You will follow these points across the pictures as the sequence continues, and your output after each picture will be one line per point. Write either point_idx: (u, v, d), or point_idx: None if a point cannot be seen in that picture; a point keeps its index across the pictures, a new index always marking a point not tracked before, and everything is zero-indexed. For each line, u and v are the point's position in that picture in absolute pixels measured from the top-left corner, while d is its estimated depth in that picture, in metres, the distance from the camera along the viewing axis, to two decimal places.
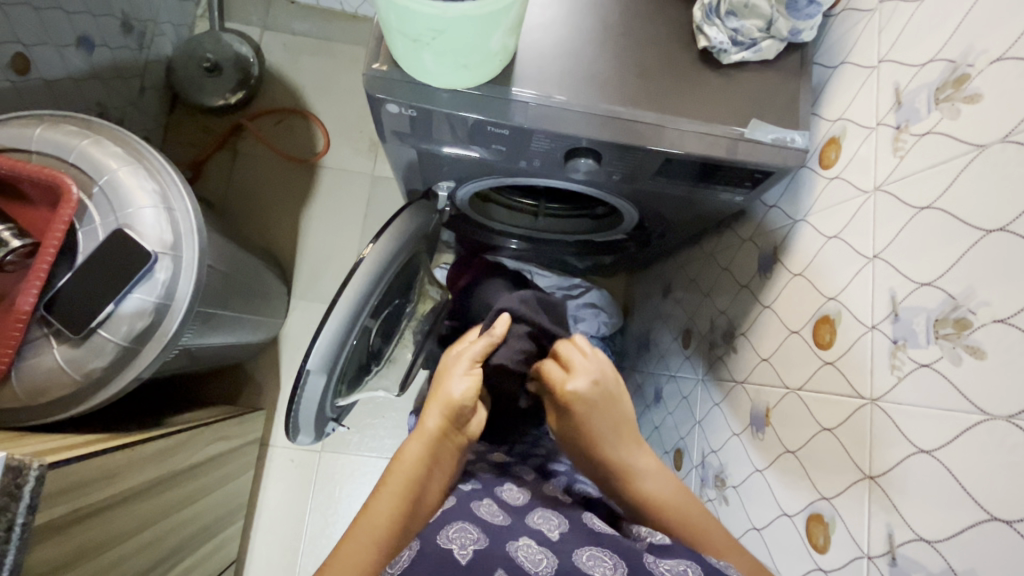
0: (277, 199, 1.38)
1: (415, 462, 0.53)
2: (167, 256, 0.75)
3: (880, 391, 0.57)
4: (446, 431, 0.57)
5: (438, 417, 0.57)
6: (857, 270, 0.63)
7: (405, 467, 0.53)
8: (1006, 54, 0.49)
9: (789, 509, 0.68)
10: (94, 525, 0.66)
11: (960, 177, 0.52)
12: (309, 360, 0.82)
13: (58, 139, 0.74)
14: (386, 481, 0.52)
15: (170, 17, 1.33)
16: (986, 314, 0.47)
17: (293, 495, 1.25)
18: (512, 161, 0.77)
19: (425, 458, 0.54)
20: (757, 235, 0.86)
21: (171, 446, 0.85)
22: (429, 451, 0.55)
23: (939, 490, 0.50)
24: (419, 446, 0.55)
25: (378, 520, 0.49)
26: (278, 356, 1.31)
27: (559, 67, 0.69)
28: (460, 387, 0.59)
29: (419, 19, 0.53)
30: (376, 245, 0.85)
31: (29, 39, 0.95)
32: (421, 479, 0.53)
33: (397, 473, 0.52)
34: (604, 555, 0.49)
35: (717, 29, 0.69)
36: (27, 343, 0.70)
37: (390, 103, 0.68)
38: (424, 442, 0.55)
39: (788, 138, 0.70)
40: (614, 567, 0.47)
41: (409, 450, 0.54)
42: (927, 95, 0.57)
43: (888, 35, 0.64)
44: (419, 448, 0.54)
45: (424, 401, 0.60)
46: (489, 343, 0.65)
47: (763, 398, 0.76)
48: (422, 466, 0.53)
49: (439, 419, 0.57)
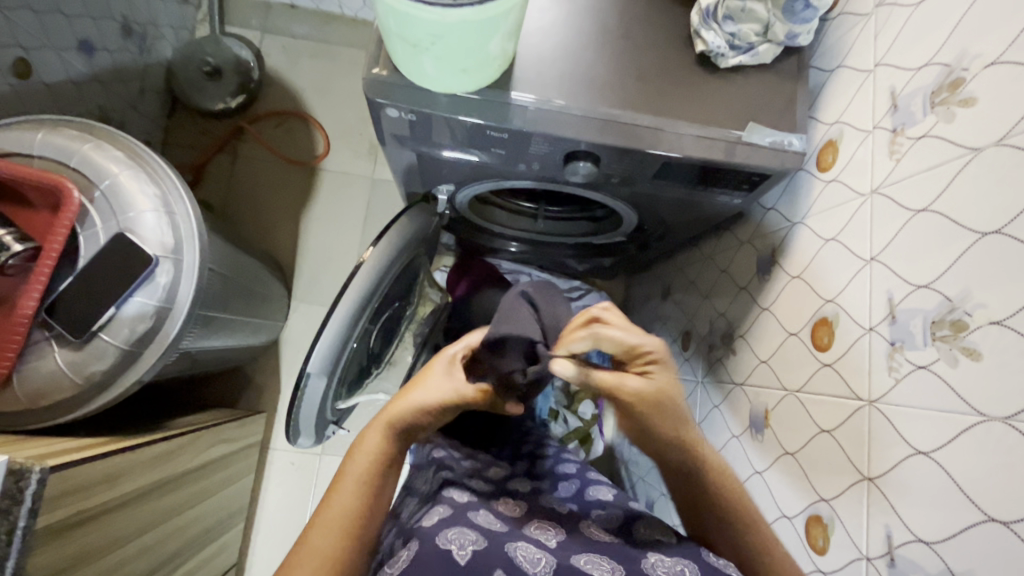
0: (277, 202, 1.38)
1: (372, 457, 0.52)
2: (168, 260, 0.75)
3: (878, 393, 0.57)
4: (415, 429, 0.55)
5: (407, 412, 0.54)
6: (854, 273, 0.63)
7: (361, 462, 0.51)
8: (1001, 58, 0.49)
9: (788, 511, 0.69)
10: (95, 528, 0.66)
11: (956, 180, 0.52)
12: (310, 363, 0.82)
13: (59, 144, 0.74)
14: (342, 476, 0.51)
15: (171, 21, 1.33)
16: (982, 316, 0.47)
17: (293, 497, 1.25)
18: (511, 164, 0.78)
19: (383, 452, 0.52)
20: (756, 237, 0.86)
21: (172, 449, 0.85)
22: (389, 443, 0.53)
23: (936, 491, 0.50)
24: (377, 440, 0.53)
25: (333, 515, 0.48)
26: (278, 359, 1.31)
27: (558, 71, 0.70)
28: (435, 389, 0.55)
29: (418, 24, 0.53)
30: (376, 248, 0.86)
31: (30, 43, 0.95)
32: (378, 473, 0.51)
33: (354, 467, 0.51)
34: (602, 559, 0.50)
35: (714, 33, 0.69)
36: (28, 347, 0.71)
37: (389, 107, 0.68)
38: (384, 434, 0.53)
39: (786, 141, 0.71)
40: (611, 568, 0.48)
41: (367, 443, 0.53)
42: (923, 98, 0.57)
43: (884, 39, 0.64)
44: (376, 441, 0.53)
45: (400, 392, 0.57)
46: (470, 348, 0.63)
47: (762, 400, 0.77)
48: (379, 461, 0.52)
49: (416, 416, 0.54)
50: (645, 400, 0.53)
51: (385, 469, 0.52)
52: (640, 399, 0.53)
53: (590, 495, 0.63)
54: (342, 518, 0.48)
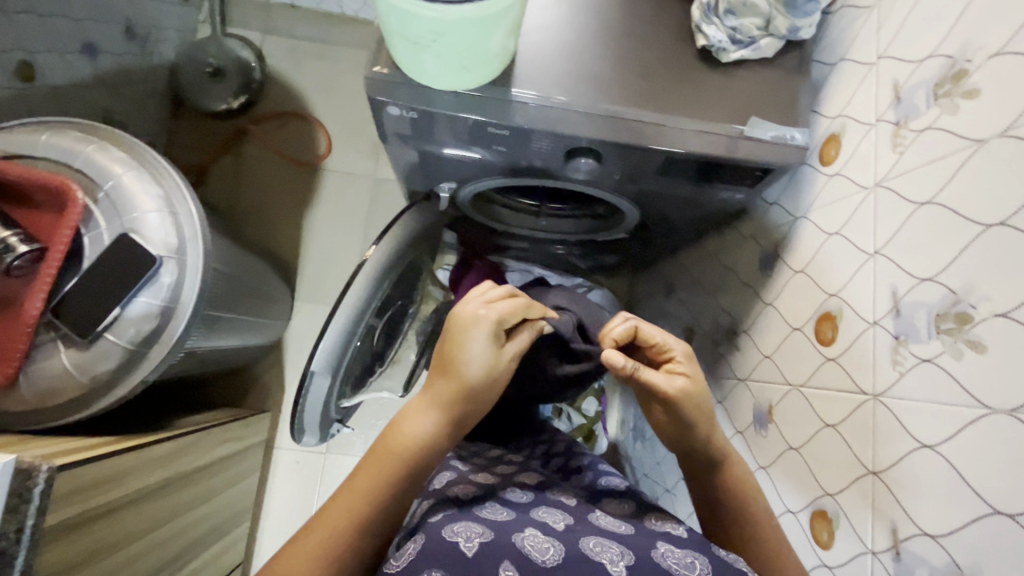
0: (281, 202, 1.39)
1: (414, 438, 0.51)
2: (172, 260, 0.75)
3: (883, 386, 0.57)
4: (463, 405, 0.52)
5: (453, 400, 0.52)
6: (857, 267, 0.63)
7: (400, 448, 0.50)
8: (1005, 48, 0.49)
9: (793, 506, 0.69)
10: (103, 526, 0.67)
11: (960, 172, 0.52)
12: (314, 361, 0.83)
13: (63, 145, 0.75)
14: (374, 458, 0.50)
15: (173, 22, 1.34)
16: (987, 308, 0.47)
17: (298, 496, 1.26)
18: (513, 162, 0.78)
19: (425, 442, 0.51)
20: (759, 233, 0.86)
21: (178, 448, 0.86)
22: (431, 424, 0.51)
23: (942, 484, 0.50)
24: (420, 419, 0.51)
25: (354, 501, 0.48)
26: (282, 358, 1.32)
27: (559, 68, 0.69)
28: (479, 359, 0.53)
29: (420, 22, 0.53)
30: (378, 247, 0.86)
31: (33, 46, 0.95)
32: (415, 466, 0.50)
33: (391, 448, 0.50)
34: (611, 543, 0.50)
35: (715, 28, 0.69)
36: (35, 348, 0.71)
37: (391, 106, 0.69)
38: (426, 416, 0.52)
39: (789, 136, 0.71)
40: (620, 554, 0.48)
41: (409, 428, 0.51)
42: (926, 91, 0.57)
43: (886, 32, 0.64)
44: (420, 428, 0.51)
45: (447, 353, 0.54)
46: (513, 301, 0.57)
47: (766, 396, 0.77)
48: (419, 450, 0.50)
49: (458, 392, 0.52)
50: (685, 395, 0.55)
51: (423, 462, 0.51)
52: (686, 400, 0.55)
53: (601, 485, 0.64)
54: (365, 508, 0.48)
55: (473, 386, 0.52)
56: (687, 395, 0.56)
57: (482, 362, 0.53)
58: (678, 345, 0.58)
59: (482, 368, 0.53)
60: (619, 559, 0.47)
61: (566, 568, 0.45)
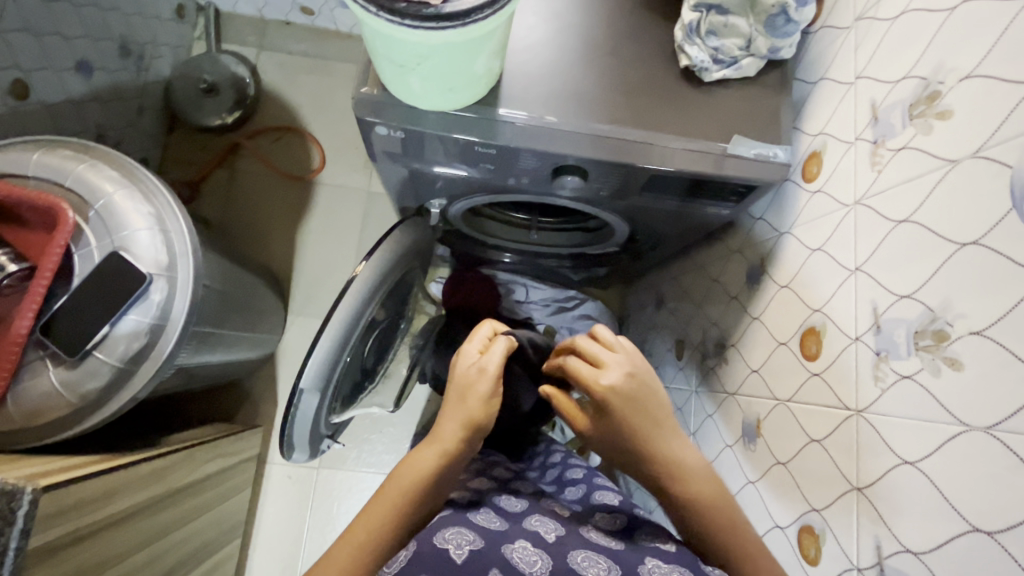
0: (274, 216, 1.39)
1: (414, 473, 0.50)
2: (162, 277, 0.76)
3: (865, 402, 0.57)
4: (461, 441, 0.53)
5: (453, 435, 0.53)
6: (840, 282, 0.64)
7: (402, 479, 0.50)
8: (976, 71, 0.50)
9: (780, 521, 0.69)
10: (89, 546, 0.66)
11: (935, 192, 0.52)
12: (303, 378, 0.83)
13: (54, 164, 0.75)
14: (382, 496, 0.49)
15: (168, 39, 1.35)
16: (963, 326, 0.48)
17: (290, 511, 1.25)
18: (501, 179, 0.79)
19: (424, 475, 0.50)
20: (745, 247, 0.87)
21: (167, 465, 0.85)
22: (432, 461, 0.51)
23: (923, 502, 0.50)
24: (421, 456, 0.51)
25: (365, 532, 0.46)
26: (274, 372, 1.32)
27: (544, 88, 0.70)
28: (465, 396, 0.55)
29: (404, 47, 0.54)
30: (368, 263, 0.86)
31: (28, 64, 0.96)
32: (418, 500, 0.49)
33: (395, 483, 0.50)
34: (599, 558, 0.50)
35: (698, 48, 0.70)
36: (23, 365, 0.71)
37: (380, 125, 0.69)
38: (427, 452, 0.52)
39: (771, 153, 0.72)
40: (607, 569, 0.48)
41: (410, 464, 0.51)
42: (902, 111, 0.58)
43: (864, 52, 0.65)
44: (421, 465, 0.51)
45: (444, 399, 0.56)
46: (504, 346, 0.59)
47: (754, 410, 0.77)
48: (422, 485, 0.50)
49: (456, 427, 0.53)
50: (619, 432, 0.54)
51: (426, 494, 0.50)
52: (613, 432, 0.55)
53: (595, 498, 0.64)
54: (375, 539, 0.46)
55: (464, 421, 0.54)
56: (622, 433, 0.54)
57: (468, 396, 0.55)
58: (612, 377, 0.55)
59: (471, 403, 0.54)
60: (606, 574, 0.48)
61: None
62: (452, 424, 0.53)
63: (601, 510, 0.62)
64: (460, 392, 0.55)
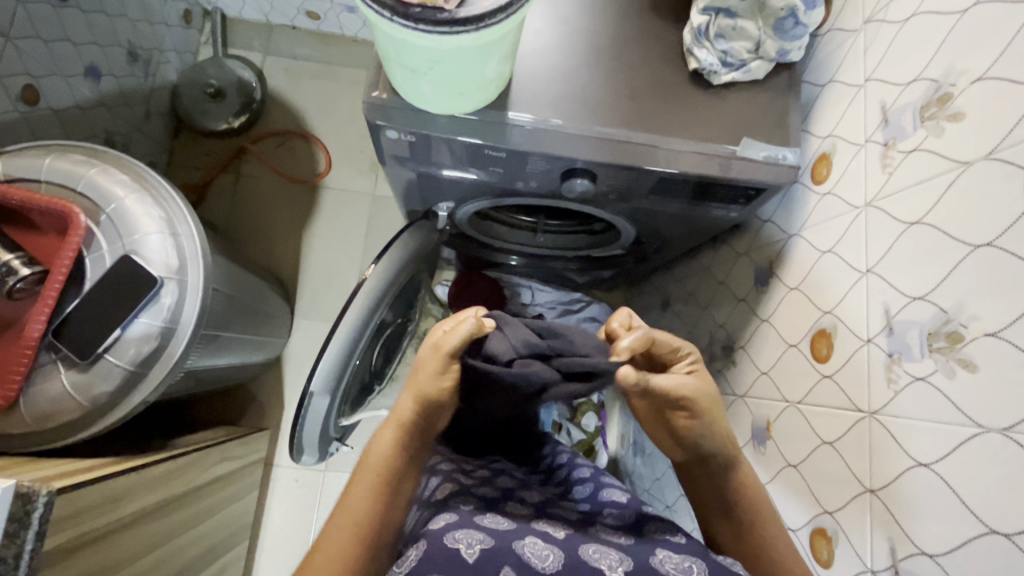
0: (279, 220, 1.40)
1: (379, 454, 0.54)
2: (173, 280, 0.76)
3: (878, 404, 0.57)
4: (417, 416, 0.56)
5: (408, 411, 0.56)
6: (851, 284, 0.64)
7: (368, 462, 0.54)
8: (987, 73, 0.50)
9: (793, 523, 0.69)
10: (100, 550, 0.66)
11: (947, 193, 0.53)
12: (313, 381, 0.83)
13: (66, 169, 0.76)
14: (352, 481, 0.54)
15: (175, 44, 1.36)
16: (977, 327, 0.48)
17: (297, 514, 1.25)
18: (510, 182, 0.79)
19: (388, 454, 0.54)
20: (753, 249, 0.87)
21: (176, 468, 0.86)
22: (393, 440, 0.55)
23: (938, 501, 0.50)
24: (383, 437, 0.55)
25: (341, 515, 0.51)
26: (281, 375, 1.32)
27: (554, 91, 0.71)
28: (417, 373, 0.57)
29: (416, 51, 0.54)
30: (377, 267, 0.87)
31: (37, 70, 0.97)
32: (387, 477, 0.53)
33: (363, 466, 0.54)
34: (610, 551, 0.50)
35: (707, 51, 0.70)
36: (36, 369, 0.72)
37: (389, 129, 0.70)
38: (390, 432, 0.56)
39: (780, 156, 0.72)
40: (619, 561, 0.48)
41: (373, 445, 0.55)
42: (913, 113, 0.58)
43: (874, 55, 0.65)
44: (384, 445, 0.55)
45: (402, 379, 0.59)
46: (472, 325, 0.56)
47: (764, 412, 0.77)
48: (388, 464, 0.54)
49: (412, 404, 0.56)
50: (707, 400, 0.55)
51: (394, 471, 0.54)
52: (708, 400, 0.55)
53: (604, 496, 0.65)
54: (350, 520, 0.51)
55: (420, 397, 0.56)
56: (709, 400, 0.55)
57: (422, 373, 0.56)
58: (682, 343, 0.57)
59: (424, 378, 0.56)
60: (618, 565, 0.48)
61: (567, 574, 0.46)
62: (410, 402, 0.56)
63: (610, 508, 0.62)
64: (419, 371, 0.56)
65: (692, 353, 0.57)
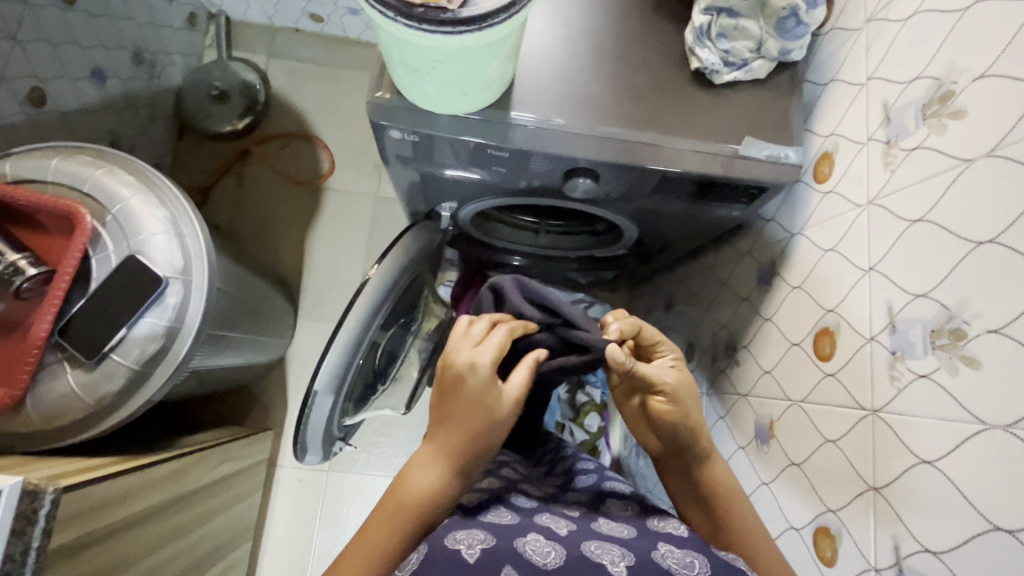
0: (283, 222, 1.40)
1: (418, 492, 0.52)
2: (177, 280, 0.76)
3: (881, 402, 0.57)
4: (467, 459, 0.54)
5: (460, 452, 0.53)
6: (854, 282, 0.64)
7: (406, 498, 0.52)
8: (989, 71, 0.50)
9: (795, 522, 0.69)
10: (106, 548, 0.67)
11: (949, 191, 0.53)
12: (317, 380, 0.84)
13: (73, 170, 0.76)
14: (384, 511, 0.52)
15: (180, 47, 1.37)
16: (980, 325, 0.48)
17: (300, 514, 1.25)
18: (512, 182, 0.79)
19: (429, 491, 0.52)
20: (756, 248, 0.87)
21: (181, 468, 0.86)
22: (438, 478, 0.53)
23: (941, 498, 0.50)
24: (425, 473, 0.53)
25: (372, 550, 0.50)
26: (284, 376, 1.32)
27: (556, 91, 0.71)
28: (474, 416, 0.54)
29: (419, 52, 0.54)
30: (379, 267, 0.87)
31: (44, 73, 0.98)
32: (424, 514, 0.52)
33: (400, 501, 0.52)
34: (612, 547, 0.50)
35: (709, 50, 0.70)
36: (42, 368, 0.72)
37: (393, 129, 0.70)
38: (432, 468, 0.53)
39: (782, 155, 0.72)
40: (622, 556, 0.48)
41: (414, 479, 0.53)
42: (914, 111, 0.58)
43: (875, 54, 0.65)
44: (425, 482, 0.53)
45: (447, 407, 0.55)
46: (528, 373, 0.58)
47: (767, 411, 0.77)
48: (427, 502, 0.52)
49: (465, 447, 0.53)
50: (683, 386, 0.59)
51: (432, 509, 0.52)
52: (684, 387, 0.59)
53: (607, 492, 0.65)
54: (380, 554, 0.50)
55: (476, 441, 0.54)
56: (684, 385, 0.60)
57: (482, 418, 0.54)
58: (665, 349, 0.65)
59: (484, 423, 0.54)
60: (621, 561, 0.48)
61: (569, 570, 0.46)
62: (460, 441, 0.53)
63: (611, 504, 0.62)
64: (483, 424, 0.54)
65: (672, 352, 0.64)
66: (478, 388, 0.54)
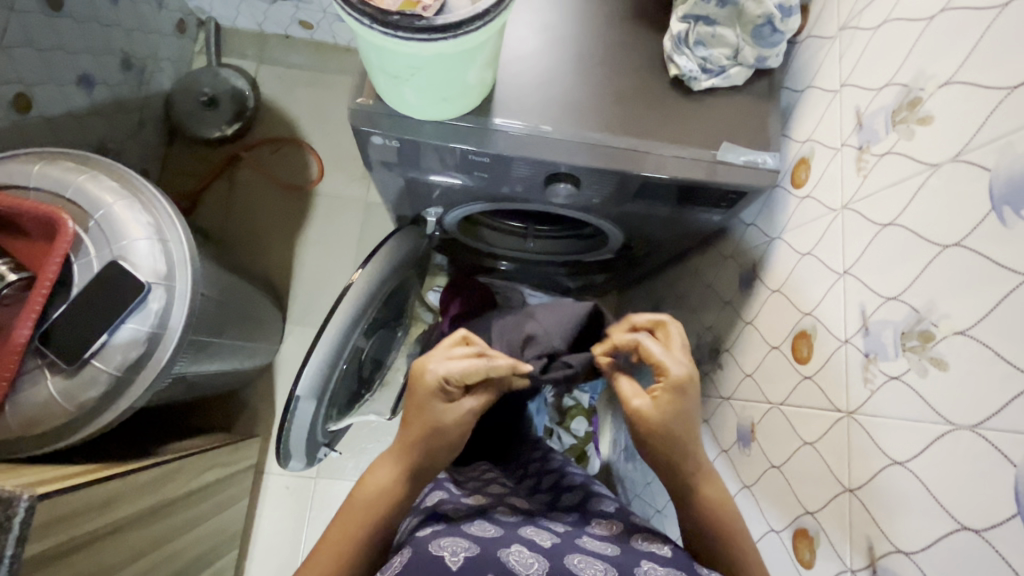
0: (272, 227, 1.41)
1: (376, 489, 0.55)
2: (161, 286, 0.76)
3: (856, 403, 0.58)
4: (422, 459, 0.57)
5: (416, 452, 0.57)
6: (829, 286, 0.65)
7: (365, 496, 0.55)
8: (954, 78, 0.51)
9: (775, 525, 0.69)
10: (85, 555, 0.66)
11: (917, 195, 0.54)
12: (300, 385, 0.83)
13: (56, 175, 0.76)
14: (346, 511, 0.54)
15: (169, 54, 1.37)
16: (947, 326, 0.48)
17: (288, 521, 1.25)
18: (495, 187, 0.80)
19: (385, 487, 0.56)
20: (738, 253, 0.88)
21: (164, 474, 0.86)
22: (394, 477, 0.56)
23: (914, 501, 0.50)
24: (383, 473, 0.56)
25: (333, 546, 0.52)
26: (273, 382, 1.32)
27: (538, 97, 0.72)
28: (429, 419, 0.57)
29: (398, 59, 0.55)
30: (364, 271, 0.87)
31: (30, 79, 0.98)
32: (383, 511, 0.55)
33: (360, 500, 0.55)
34: (595, 562, 0.51)
35: (687, 57, 0.72)
36: (22, 374, 0.72)
37: (375, 135, 0.71)
38: (389, 468, 0.57)
39: (760, 160, 0.73)
40: (604, 571, 0.49)
41: (373, 478, 0.56)
42: (885, 117, 0.59)
43: (848, 61, 0.66)
44: (383, 479, 0.56)
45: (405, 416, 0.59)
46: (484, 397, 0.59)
47: (748, 414, 0.78)
48: (384, 497, 0.55)
49: (419, 447, 0.57)
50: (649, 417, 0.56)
51: (390, 506, 0.55)
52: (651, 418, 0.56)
53: (593, 503, 0.65)
54: (340, 550, 0.52)
55: (430, 443, 0.57)
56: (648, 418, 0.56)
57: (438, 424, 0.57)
58: (683, 358, 0.58)
59: (440, 424, 0.57)
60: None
61: None
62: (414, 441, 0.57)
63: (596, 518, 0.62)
64: (438, 428, 0.57)
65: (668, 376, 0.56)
66: (432, 397, 0.57)
